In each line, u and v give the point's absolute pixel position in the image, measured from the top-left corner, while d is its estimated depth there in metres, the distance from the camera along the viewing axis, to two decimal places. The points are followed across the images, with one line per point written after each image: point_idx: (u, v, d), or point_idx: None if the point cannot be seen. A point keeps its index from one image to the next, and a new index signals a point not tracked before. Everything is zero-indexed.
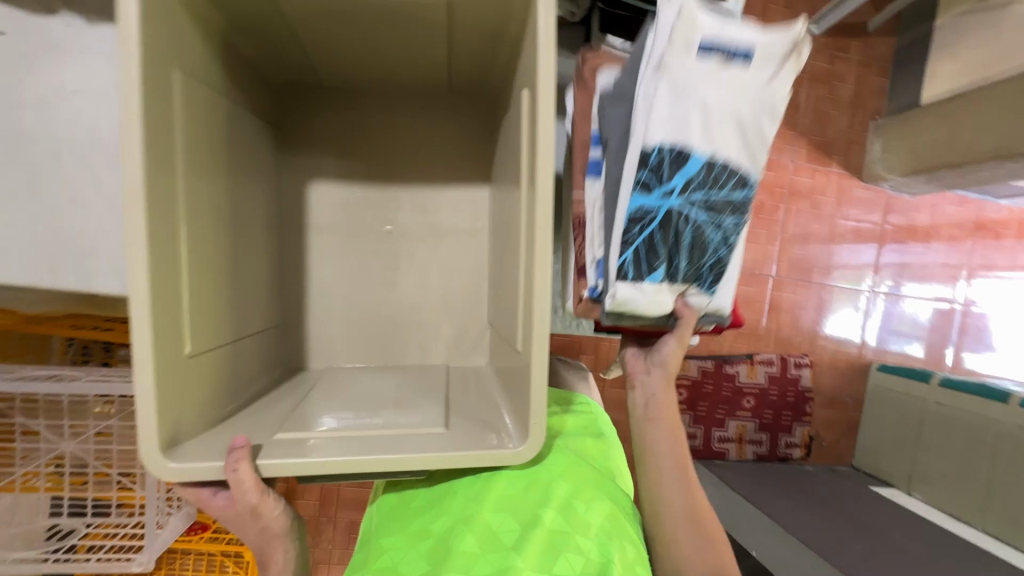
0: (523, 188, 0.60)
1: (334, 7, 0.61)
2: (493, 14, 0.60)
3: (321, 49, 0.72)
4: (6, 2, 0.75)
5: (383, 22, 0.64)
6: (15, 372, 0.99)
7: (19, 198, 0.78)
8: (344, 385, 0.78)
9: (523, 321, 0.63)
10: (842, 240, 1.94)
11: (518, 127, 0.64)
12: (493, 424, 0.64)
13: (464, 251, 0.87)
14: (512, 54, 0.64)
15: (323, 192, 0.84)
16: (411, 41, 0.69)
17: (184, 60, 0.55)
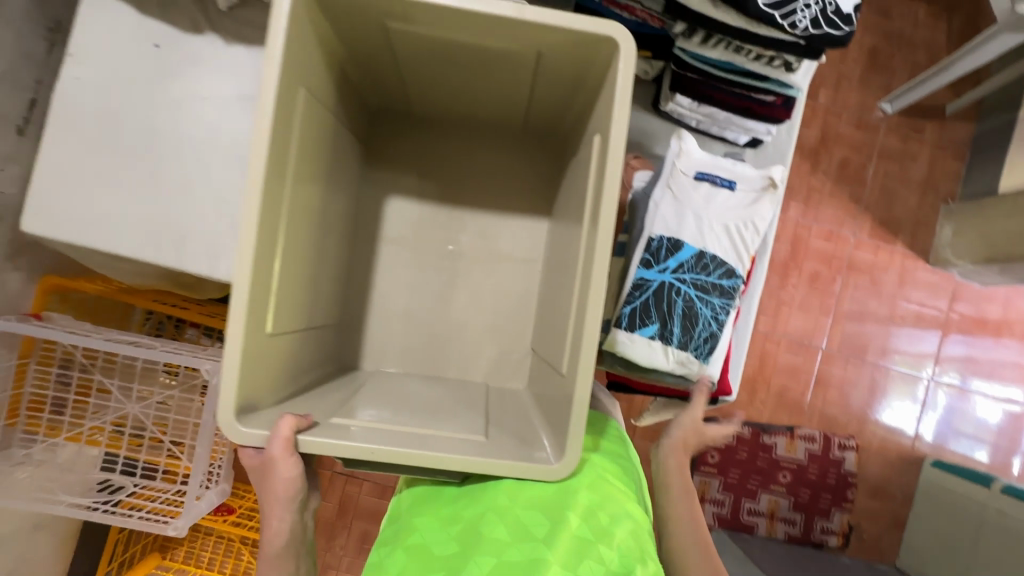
0: (585, 224, 0.66)
1: (436, 49, 0.70)
2: (576, 68, 0.67)
3: (418, 84, 0.82)
4: (166, 22, 0.90)
5: (476, 64, 0.73)
6: (105, 333, 1.11)
7: (142, 181, 0.90)
8: (389, 388, 0.83)
9: (570, 349, 0.67)
10: (902, 322, 1.86)
11: (586, 168, 0.69)
12: (529, 442, 0.67)
13: (516, 278, 0.93)
14: (588, 104, 0.71)
15: (399, 209, 0.92)
16: (498, 84, 0.77)
17: (309, 82, 0.64)
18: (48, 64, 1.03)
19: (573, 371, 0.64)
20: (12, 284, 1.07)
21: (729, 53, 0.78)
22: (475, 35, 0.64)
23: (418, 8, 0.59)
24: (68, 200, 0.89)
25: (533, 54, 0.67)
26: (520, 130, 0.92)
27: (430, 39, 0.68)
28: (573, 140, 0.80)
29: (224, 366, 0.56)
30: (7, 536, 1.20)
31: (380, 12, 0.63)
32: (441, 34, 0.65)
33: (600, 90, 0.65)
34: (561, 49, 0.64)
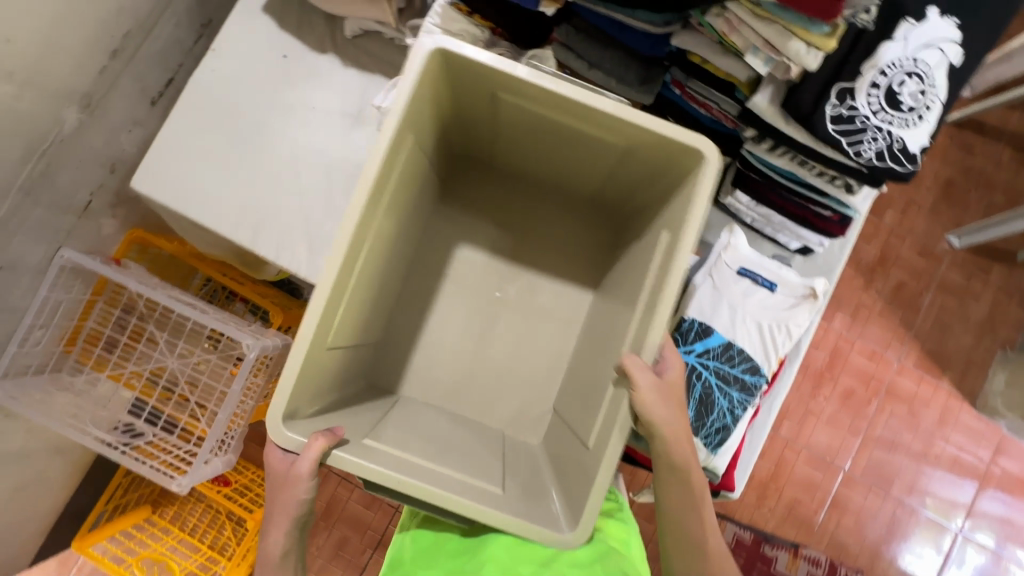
0: (638, 309, 0.70)
1: (535, 123, 0.78)
2: (659, 166, 0.73)
3: (507, 145, 0.89)
4: (298, 39, 1.04)
5: (567, 142, 0.80)
6: (168, 290, 1.22)
7: (247, 173, 1.01)
8: (415, 415, 0.87)
9: (600, 426, 0.70)
10: (936, 464, 1.76)
11: (647, 258, 0.74)
12: (545, 504, 0.70)
13: (550, 336, 0.97)
14: (663, 199, 0.76)
15: (458, 243, 0.99)
16: (581, 160, 0.84)
17: (419, 127, 0.73)
18: (191, 52, 1.18)
19: (598, 448, 0.66)
20: (106, 229, 1.20)
21: (794, 165, 0.81)
22: (572, 117, 0.71)
23: (531, 87, 0.67)
24: (181, 171, 1.01)
25: (624, 145, 0.73)
26: (590, 203, 0.98)
27: (531, 114, 0.75)
28: (637, 226, 0.86)
29: (286, 369, 0.64)
30: (32, 453, 1.30)
31: (495, 83, 0.71)
32: (544, 111, 0.73)
33: (677, 193, 0.71)
34: (652, 148, 0.70)
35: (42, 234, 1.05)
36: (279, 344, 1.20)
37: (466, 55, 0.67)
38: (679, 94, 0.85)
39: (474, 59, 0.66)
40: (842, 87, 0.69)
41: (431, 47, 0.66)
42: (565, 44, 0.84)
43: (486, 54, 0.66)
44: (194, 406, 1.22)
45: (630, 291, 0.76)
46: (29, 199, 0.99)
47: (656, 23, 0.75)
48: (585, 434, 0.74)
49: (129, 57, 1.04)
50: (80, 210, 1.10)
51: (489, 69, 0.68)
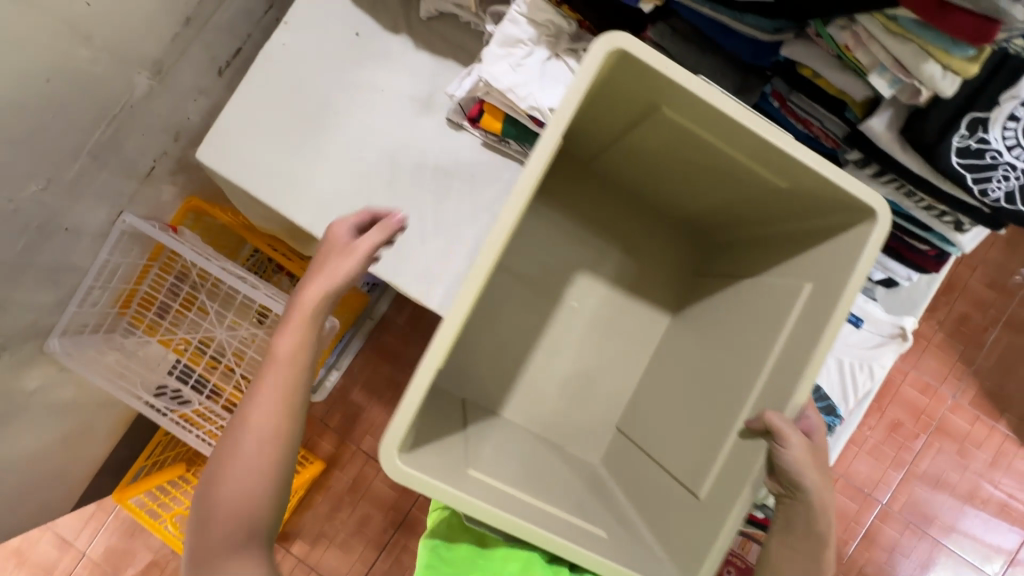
0: (769, 364, 0.65)
1: (680, 143, 0.69)
2: (801, 209, 0.68)
3: (621, 153, 0.81)
4: (372, 17, 1.00)
5: (706, 165, 0.71)
6: (221, 261, 1.22)
7: (327, 159, 0.99)
8: (493, 431, 0.82)
9: (716, 476, 0.66)
10: (982, 507, 1.68)
11: (772, 314, 0.69)
12: (647, 550, 0.68)
13: (631, 360, 0.94)
14: (790, 240, 0.72)
15: (530, 244, 0.93)
16: (705, 186, 0.78)
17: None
18: (260, 22, 1.16)
19: (720, 503, 0.63)
20: (165, 195, 1.20)
21: (898, 195, 0.75)
22: (736, 146, 0.62)
23: (709, 109, 0.58)
24: (243, 143, 0.98)
25: (779, 186, 0.66)
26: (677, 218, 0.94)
27: (683, 133, 0.66)
28: (742, 257, 0.82)
29: (410, 392, 0.55)
30: (79, 406, 1.33)
31: (661, 98, 0.61)
32: (700, 132, 0.64)
33: (817, 242, 0.67)
34: (809, 197, 0.64)
35: (105, 198, 1.05)
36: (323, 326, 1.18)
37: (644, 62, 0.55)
38: (777, 108, 0.79)
39: (662, 69, 0.55)
40: (974, 117, 0.62)
41: (615, 46, 0.54)
42: (658, 44, 0.78)
43: (671, 64, 0.55)
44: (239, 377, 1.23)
45: (754, 348, 0.69)
46: (96, 163, 0.99)
47: (765, 30, 0.70)
48: (691, 480, 0.70)
49: (202, 25, 1.03)
50: (142, 177, 1.11)
51: (666, 83, 0.58)
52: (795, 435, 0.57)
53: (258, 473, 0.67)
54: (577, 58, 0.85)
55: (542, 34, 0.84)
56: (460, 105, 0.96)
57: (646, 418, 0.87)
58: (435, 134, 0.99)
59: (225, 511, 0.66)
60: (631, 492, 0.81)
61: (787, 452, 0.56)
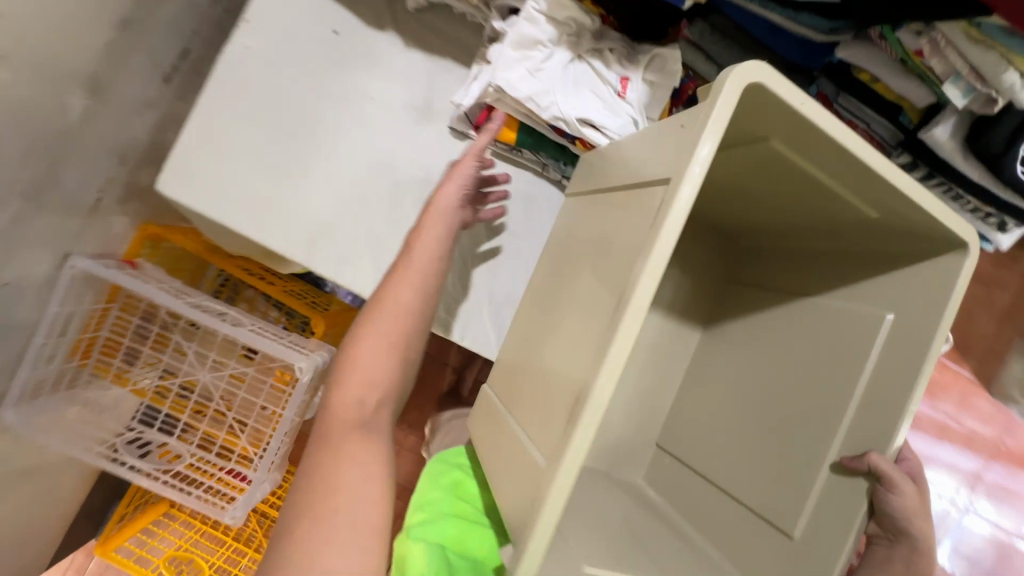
0: (856, 396, 0.66)
1: (767, 172, 0.66)
2: (874, 232, 0.68)
3: None
4: (351, 13, 0.87)
5: (784, 189, 0.68)
6: (192, 297, 1.07)
7: (320, 184, 0.87)
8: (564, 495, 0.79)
9: (809, 514, 0.66)
10: (952, 443, 1.75)
11: (841, 338, 0.70)
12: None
13: (671, 376, 0.94)
14: (853, 259, 0.73)
15: None
16: (764, 203, 0.76)
17: (650, 171, 0.58)
18: (206, 16, 0.98)
19: (821, 543, 0.63)
20: (116, 228, 1.03)
21: (945, 198, 0.73)
22: (839, 180, 0.60)
23: (828, 145, 0.54)
24: (226, 171, 0.85)
25: (867, 217, 0.65)
26: (709, 222, 0.93)
27: (777, 165, 0.63)
28: (789, 271, 0.82)
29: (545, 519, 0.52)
30: (43, 468, 1.18)
31: (773, 132, 0.57)
32: (797, 164, 0.61)
33: (888, 268, 0.68)
34: (893, 225, 0.64)
35: (48, 242, 0.88)
36: (325, 357, 1.08)
37: (778, 98, 0.51)
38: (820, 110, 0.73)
39: (795, 104, 0.51)
40: None
41: (751, 81, 0.50)
42: (696, 43, 0.72)
43: (805, 99, 0.51)
44: (232, 422, 1.12)
45: (830, 379, 0.69)
46: (34, 206, 0.82)
47: (821, 29, 0.63)
48: (773, 513, 0.69)
49: (140, 27, 0.85)
50: (87, 210, 0.93)
51: (790, 120, 0.53)
52: (904, 481, 0.58)
53: (383, 372, 0.70)
54: (602, 59, 0.76)
55: (562, 32, 0.75)
56: (465, 113, 0.85)
57: (695, 435, 0.86)
58: (438, 145, 0.89)
59: (350, 396, 0.69)
60: (691, 514, 0.81)
61: (901, 492, 0.58)
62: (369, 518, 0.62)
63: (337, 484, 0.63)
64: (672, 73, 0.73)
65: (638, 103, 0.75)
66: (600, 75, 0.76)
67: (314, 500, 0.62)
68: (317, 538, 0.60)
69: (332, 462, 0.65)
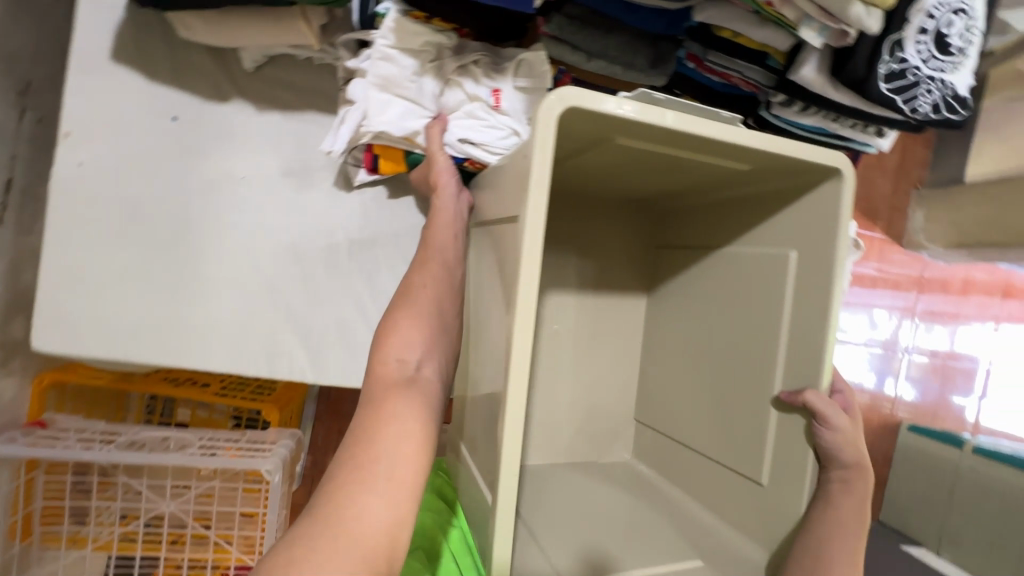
0: (784, 331, 0.65)
1: (632, 160, 0.63)
2: (758, 181, 0.67)
3: (566, 173, 0.74)
4: (185, 92, 0.77)
5: (661, 167, 0.66)
6: (120, 434, 0.97)
7: (218, 282, 0.79)
8: (547, 501, 0.78)
9: (773, 456, 0.66)
10: (883, 294, 1.90)
11: (756, 281, 0.69)
12: (733, 552, 0.67)
13: (619, 353, 0.92)
14: (749, 203, 0.71)
15: (555, 302, 0.88)
16: (651, 179, 0.74)
17: (506, 203, 0.57)
18: (19, 133, 0.85)
19: (788, 484, 0.63)
20: (6, 392, 0.91)
21: (825, 120, 0.76)
22: (697, 152, 0.58)
23: (668, 133, 0.52)
24: (109, 305, 0.76)
25: (739, 169, 0.63)
26: (624, 199, 0.91)
27: (634, 153, 0.60)
28: (699, 226, 0.81)
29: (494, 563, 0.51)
30: None
31: (610, 130, 0.54)
32: (653, 151, 0.59)
33: (778, 206, 0.67)
34: (765, 170, 0.63)
35: None
36: (290, 446, 1.04)
37: (598, 110, 0.49)
38: (694, 67, 0.75)
39: (613, 111, 0.49)
40: (892, 40, 0.63)
41: (556, 112, 0.48)
42: (557, 37, 0.68)
43: (624, 101, 0.49)
44: (215, 538, 1.05)
45: (758, 323, 0.69)
46: None
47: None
48: (743, 464, 0.69)
49: None
50: None
51: (618, 123, 0.51)
52: (836, 412, 0.59)
53: (421, 349, 0.59)
54: (470, 75, 0.73)
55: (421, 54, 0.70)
56: (350, 157, 0.78)
57: (663, 407, 0.86)
58: (329, 203, 0.83)
59: (406, 352, 0.58)
60: (679, 483, 0.80)
61: (834, 423, 0.59)
62: (405, 473, 0.49)
63: (374, 429, 0.51)
64: (542, 75, 0.70)
65: (516, 111, 0.72)
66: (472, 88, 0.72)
67: (352, 447, 0.50)
68: (355, 481, 0.47)
69: (376, 410, 0.53)
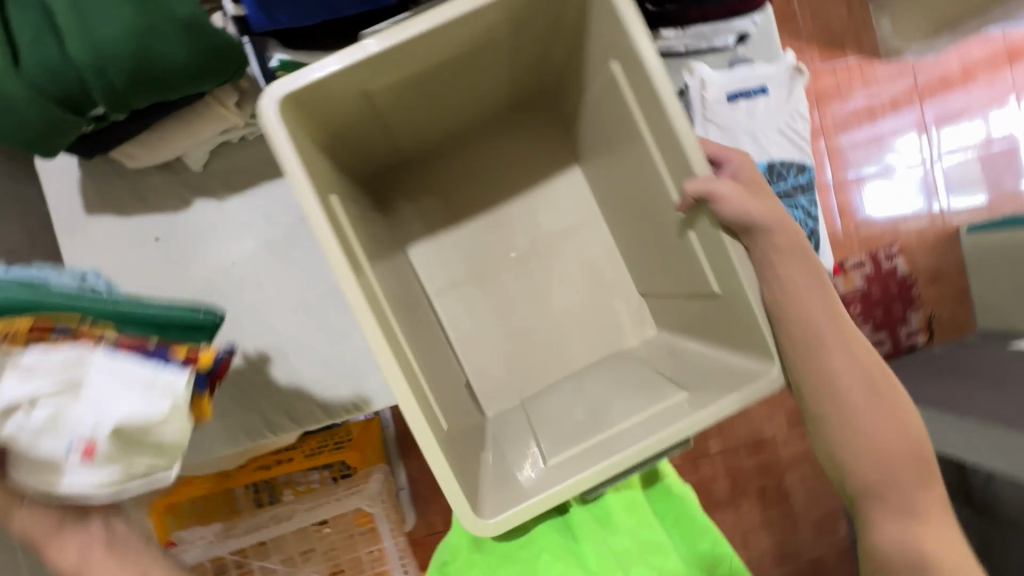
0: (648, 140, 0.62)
1: (414, 87, 0.67)
2: (546, 30, 0.67)
3: (408, 129, 0.78)
4: (155, 214, 0.85)
5: (451, 74, 0.68)
6: (243, 524, 1.07)
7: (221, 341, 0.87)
8: (542, 409, 0.77)
9: (710, 269, 0.62)
10: (884, 115, 1.86)
11: (612, 99, 0.66)
12: (727, 368, 0.62)
13: (592, 241, 0.86)
14: (564, 37, 0.68)
15: (476, 230, 0.87)
16: (472, 87, 0.75)
17: (326, 180, 0.63)
18: None
19: (730, 285, 0.58)
20: None
21: None
22: (436, 46, 0.60)
23: (386, 57, 0.57)
24: None
25: (504, 28, 0.62)
26: (511, 111, 0.86)
27: (402, 82, 0.65)
28: (573, 87, 0.77)
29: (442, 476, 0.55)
30: None
31: (355, 84, 0.60)
32: (419, 64, 0.62)
33: (585, 21, 0.63)
34: (536, 12, 0.62)
35: None
36: (383, 479, 1.12)
37: (310, 85, 0.56)
38: None
39: (317, 77, 0.56)
40: None
41: (274, 104, 0.55)
42: None
43: (323, 61, 0.56)
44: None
45: (631, 142, 0.66)
46: None
47: None
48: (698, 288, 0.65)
49: None
50: None
51: (338, 80, 0.57)
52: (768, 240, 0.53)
53: None
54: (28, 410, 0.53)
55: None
56: None
57: None
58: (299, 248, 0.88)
59: None
60: None
61: (725, 211, 0.55)
62: None
63: None
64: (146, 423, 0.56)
65: (106, 468, 0.56)
66: (12, 442, 0.53)
67: None
68: None
69: None
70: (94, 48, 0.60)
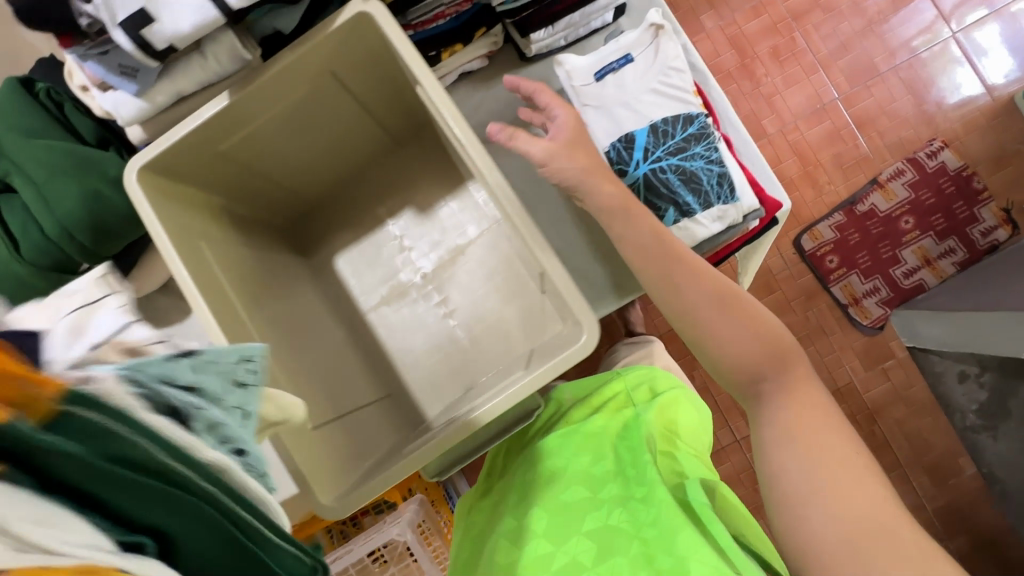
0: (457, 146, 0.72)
1: (270, 137, 0.79)
2: (371, 73, 0.77)
3: (293, 174, 0.91)
4: None
5: (298, 122, 0.80)
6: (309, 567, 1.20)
7: None
8: (458, 402, 0.88)
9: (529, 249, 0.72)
10: (885, 17, 1.77)
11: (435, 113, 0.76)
12: (563, 337, 0.70)
13: (489, 252, 0.98)
14: (390, 73, 0.78)
15: (382, 262, 1.00)
16: (334, 129, 0.86)
17: (203, 235, 0.76)
18: None
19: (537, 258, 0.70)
20: None
21: None
22: (264, 101, 0.72)
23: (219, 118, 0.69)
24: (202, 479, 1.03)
25: (324, 71, 0.73)
26: (394, 147, 0.99)
27: (256, 135, 0.77)
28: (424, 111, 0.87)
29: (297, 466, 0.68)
30: None
31: (206, 144, 0.73)
32: (264, 120, 0.76)
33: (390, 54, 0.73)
34: (346, 55, 0.72)
35: None
36: (416, 507, 1.21)
37: (160, 152, 0.69)
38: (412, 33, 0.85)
39: (166, 145, 0.69)
40: None
41: (136, 167, 0.68)
42: None
43: (169, 134, 0.69)
44: None
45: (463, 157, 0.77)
46: None
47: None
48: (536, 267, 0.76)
49: None
50: None
51: (188, 142, 0.70)
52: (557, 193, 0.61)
53: None
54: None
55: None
56: None
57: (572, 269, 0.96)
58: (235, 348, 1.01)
59: None
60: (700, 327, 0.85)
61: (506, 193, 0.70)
62: None
63: None
64: None
65: None
66: None
67: None
68: None
69: None
70: (59, 222, 0.78)
